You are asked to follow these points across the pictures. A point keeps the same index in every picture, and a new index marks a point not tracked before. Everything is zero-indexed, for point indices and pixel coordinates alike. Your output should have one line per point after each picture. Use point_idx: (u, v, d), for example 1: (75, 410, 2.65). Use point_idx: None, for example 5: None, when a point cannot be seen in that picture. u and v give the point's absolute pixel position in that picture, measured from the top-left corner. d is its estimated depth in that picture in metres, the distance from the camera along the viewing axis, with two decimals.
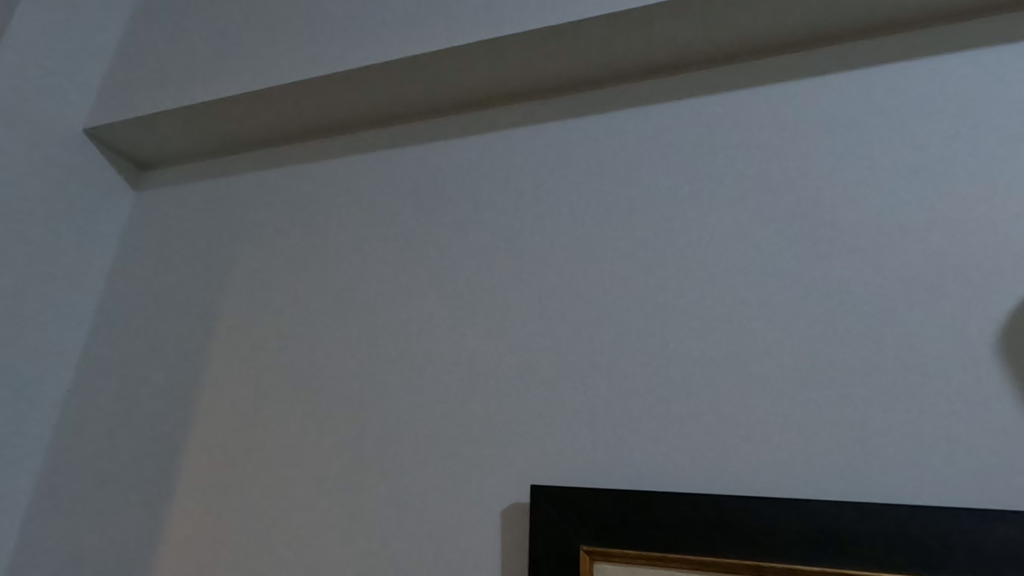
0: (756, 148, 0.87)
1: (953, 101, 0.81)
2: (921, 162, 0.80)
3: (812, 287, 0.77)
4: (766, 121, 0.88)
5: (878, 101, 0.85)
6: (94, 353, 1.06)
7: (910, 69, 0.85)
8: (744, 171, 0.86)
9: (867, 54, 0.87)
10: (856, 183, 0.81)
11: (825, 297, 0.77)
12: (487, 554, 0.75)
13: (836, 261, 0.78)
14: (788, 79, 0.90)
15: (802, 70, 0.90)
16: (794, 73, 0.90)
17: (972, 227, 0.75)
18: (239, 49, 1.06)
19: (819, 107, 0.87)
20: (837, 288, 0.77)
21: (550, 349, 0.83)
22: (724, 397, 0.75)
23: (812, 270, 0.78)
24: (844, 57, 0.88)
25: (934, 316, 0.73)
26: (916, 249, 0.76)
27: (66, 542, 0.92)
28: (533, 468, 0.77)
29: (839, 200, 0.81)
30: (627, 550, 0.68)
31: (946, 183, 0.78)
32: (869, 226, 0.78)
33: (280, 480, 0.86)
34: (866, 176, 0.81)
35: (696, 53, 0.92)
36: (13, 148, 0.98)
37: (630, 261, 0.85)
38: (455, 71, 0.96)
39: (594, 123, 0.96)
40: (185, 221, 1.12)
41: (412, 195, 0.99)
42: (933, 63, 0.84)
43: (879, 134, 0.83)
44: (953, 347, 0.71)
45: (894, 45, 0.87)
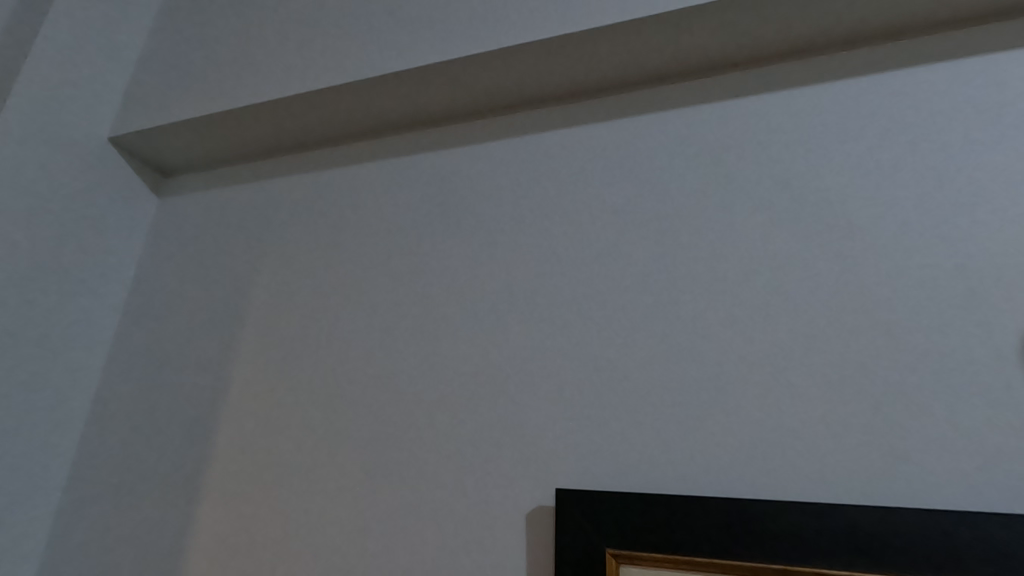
0: (764, 153, 0.88)
1: (959, 107, 0.82)
2: (929, 167, 0.80)
3: (826, 290, 0.78)
4: (774, 126, 0.89)
5: (885, 106, 0.85)
6: (119, 357, 1.08)
7: (916, 74, 0.85)
8: (764, 175, 0.86)
9: (872, 60, 0.88)
10: (866, 188, 0.82)
11: (840, 300, 0.77)
12: (509, 556, 0.76)
13: (849, 265, 0.78)
14: (794, 84, 0.90)
15: (807, 76, 0.90)
16: (799, 79, 0.91)
17: (982, 231, 0.75)
18: (259, 58, 1.08)
19: (827, 112, 0.87)
20: (852, 292, 0.77)
21: (572, 353, 0.84)
22: (747, 400, 0.76)
23: (825, 273, 0.79)
24: (849, 63, 0.89)
25: (948, 319, 0.73)
26: (928, 253, 0.76)
27: (95, 543, 0.94)
28: (554, 470, 0.78)
29: (850, 205, 0.81)
30: (653, 552, 0.68)
31: (955, 188, 0.78)
32: (880, 230, 0.79)
33: (305, 483, 0.87)
34: (876, 181, 0.82)
35: (702, 60, 0.93)
36: (42, 157, 1.00)
37: (651, 265, 0.86)
38: (476, 78, 0.97)
39: (613, 128, 0.96)
40: (208, 228, 1.13)
41: (432, 201, 1.00)
42: (938, 69, 0.85)
43: (886, 140, 0.83)
44: (969, 350, 0.71)
45: (897, 52, 0.88)
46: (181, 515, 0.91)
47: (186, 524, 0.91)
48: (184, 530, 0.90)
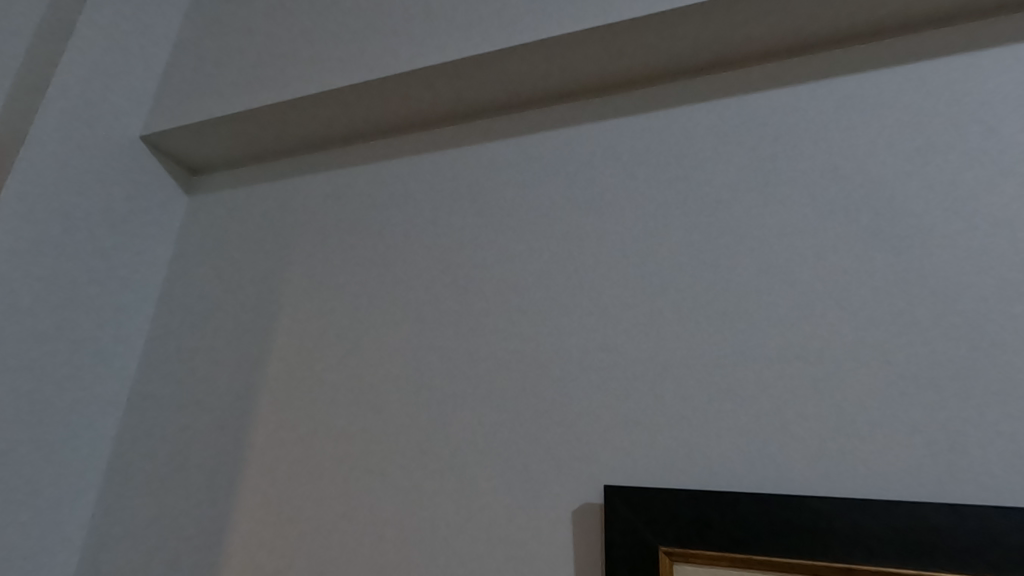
0: (785, 147, 0.86)
1: (982, 96, 0.80)
2: (955, 158, 0.79)
3: (865, 283, 0.76)
4: (793, 120, 0.88)
5: (905, 97, 0.84)
6: (152, 356, 1.09)
7: (935, 66, 0.84)
8: (792, 169, 0.85)
9: (885, 53, 0.87)
10: (893, 180, 0.80)
11: (878, 293, 0.75)
12: (554, 555, 0.75)
13: (883, 258, 0.77)
14: (807, 79, 0.90)
15: (821, 70, 0.89)
16: (814, 73, 0.89)
17: (1016, 222, 0.73)
18: (285, 56, 1.08)
19: (846, 105, 0.86)
20: (888, 285, 0.75)
21: (616, 348, 0.82)
22: (799, 395, 0.74)
23: (862, 267, 0.77)
24: (862, 57, 0.88)
25: (989, 311, 0.71)
26: (963, 245, 0.74)
27: (135, 542, 0.94)
28: (596, 468, 0.77)
29: (877, 197, 0.80)
30: (709, 551, 0.66)
31: (983, 178, 0.77)
32: (913, 222, 0.77)
33: (344, 481, 0.86)
34: (903, 173, 0.80)
35: (710, 56, 0.92)
36: (75, 158, 1.01)
37: (695, 258, 0.84)
38: (511, 71, 0.96)
39: (653, 120, 0.94)
40: (238, 225, 1.13)
41: (465, 196, 0.99)
42: (957, 60, 0.83)
43: (909, 131, 0.82)
44: (1014, 343, 0.69)
45: (910, 44, 0.86)
46: (218, 513, 0.91)
47: (223, 522, 0.90)
48: (222, 528, 0.90)
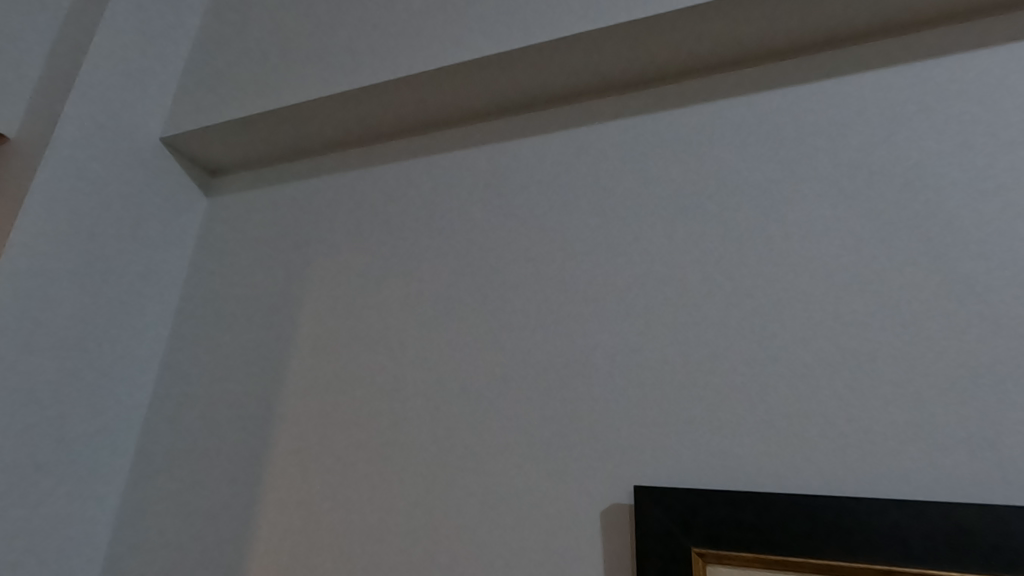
0: (808, 145, 0.85)
1: (1012, 90, 0.79)
2: (984, 154, 0.77)
3: (895, 281, 0.75)
4: (815, 116, 0.87)
5: (931, 93, 0.82)
6: (174, 357, 1.09)
7: (960, 60, 0.82)
8: (816, 165, 0.84)
9: (907, 48, 0.86)
10: (921, 177, 0.79)
11: (909, 291, 0.74)
12: (583, 556, 0.74)
13: (913, 255, 0.75)
14: (828, 75, 0.88)
15: (842, 66, 0.88)
16: (835, 69, 0.88)
17: None
18: (304, 57, 1.08)
19: (869, 101, 0.85)
20: (919, 283, 0.74)
21: (643, 347, 0.81)
22: (832, 395, 0.73)
23: (891, 263, 0.76)
24: (884, 52, 0.87)
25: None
26: (995, 242, 0.73)
27: (160, 542, 0.94)
28: (624, 468, 0.76)
29: (905, 195, 0.79)
30: (743, 552, 0.65)
31: (1014, 173, 0.75)
32: (944, 218, 0.76)
33: (369, 482, 0.86)
34: (931, 170, 0.79)
35: (727, 54, 0.92)
36: (97, 160, 1.02)
37: (723, 257, 0.83)
38: (533, 69, 0.95)
39: (678, 117, 0.94)
40: (258, 227, 1.13)
41: (486, 195, 0.99)
42: (984, 54, 0.82)
43: (936, 127, 0.80)
44: None
45: (934, 39, 0.85)
46: (242, 514, 0.91)
47: (248, 523, 0.90)
48: (247, 529, 0.90)
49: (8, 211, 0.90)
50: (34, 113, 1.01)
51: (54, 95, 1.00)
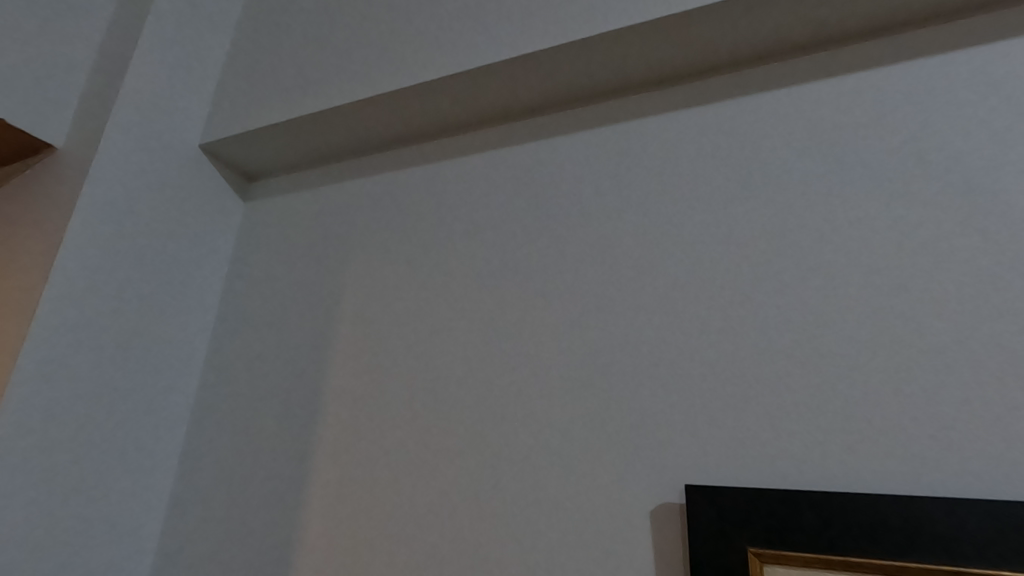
0: (859, 136, 0.83)
1: None
2: None
3: (959, 273, 0.72)
4: (866, 105, 0.84)
5: (991, 78, 0.79)
6: (217, 360, 1.11)
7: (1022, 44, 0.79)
8: (868, 156, 0.81)
9: (965, 32, 0.82)
10: (982, 165, 0.76)
11: (972, 284, 0.71)
12: (634, 556, 0.73)
13: (976, 246, 0.73)
14: (879, 63, 0.85)
15: (893, 54, 0.85)
16: (886, 57, 0.85)
17: None
18: (338, 61, 1.09)
19: (924, 89, 0.82)
20: (984, 275, 0.71)
21: (687, 345, 0.80)
22: (893, 392, 0.70)
23: (953, 255, 0.73)
24: (939, 37, 0.83)
25: None
26: None
27: (207, 542, 0.96)
28: (675, 468, 0.75)
29: (965, 184, 0.76)
30: (802, 553, 0.64)
31: None
32: (1010, 207, 0.73)
33: (412, 483, 0.86)
34: (993, 158, 0.75)
35: (772, 44, 0.89)
36: (140, 169, 1.04)
37: (768, 252, 0.81)
38: (567, 67, 0.94)
39: (717, 111, 0.92)
40: (295, 231, 1.14)
41: (524, 194, 0.98)
42: None
43: (1000, 115, 0.77)
44: None
45: (992, 22, 0.82)
46: (286, 515, 0.92)
47: (294, 523, 0.91)
48: (292, 529, 0.91)
49: (59, 222, 0.94)
50: (80, 124, 1.04)
51: (99, 107, 1.03)
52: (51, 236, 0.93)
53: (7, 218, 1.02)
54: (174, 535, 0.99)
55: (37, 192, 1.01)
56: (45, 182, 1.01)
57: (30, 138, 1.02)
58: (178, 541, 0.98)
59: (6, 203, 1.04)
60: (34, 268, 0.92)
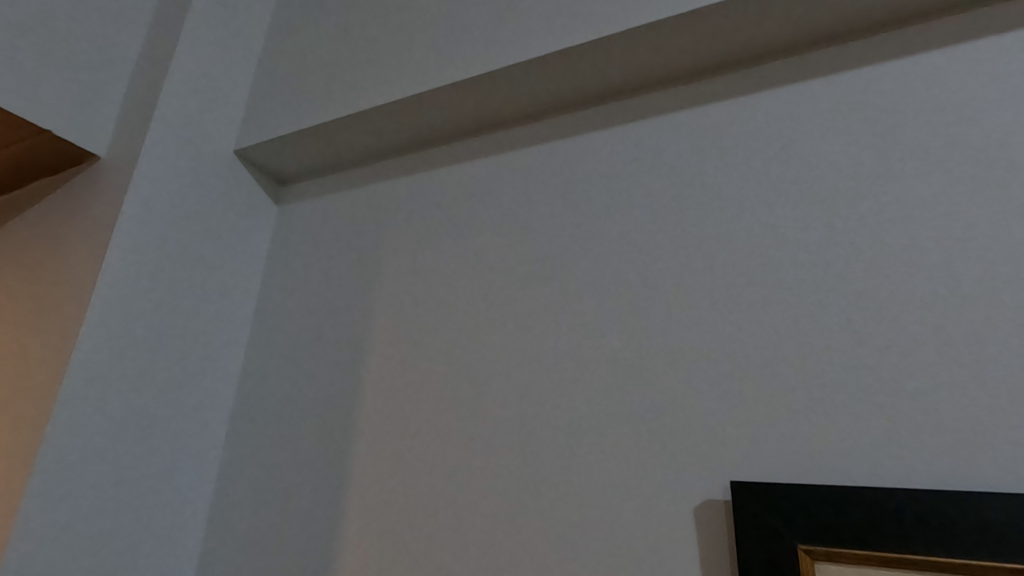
0: (905, 123, 0.80)
1: None
2: None
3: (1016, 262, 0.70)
4: (911, 91, 0.82)
5: None
6: (254, 360, 1.13)
7: None
8: (915, 144, 0.79)
9: (1014, 14, 0.80)
10: None
11: None
12: (681, 556, 0.72)
13: None
14: (923, 47, 0.83)
15: (938, 38, 0.83)
16: (931, 42, 0.83)
17: None
18: (369, 64, 1.11)
19: (973, 72, 0.79)
20: None
21: (728, 341, 0.79)
22: (948, 385, 0.68)
23: (1010, 244, 0.71)
24: (986, 19, 0.81)
25: None
26: None
27: (250, 541, 0.98)
28: (720, 465, 0.74)
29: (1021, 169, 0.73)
30: (855, 550, 0.62)
31: None
32: None
33: (453, 481, 0.86)
34: None
35: (810, 32, 0.88)
36: (179, 177, 1.07)
37: (811, 245, 0.80)
38: (597, 62, 0.94)
39: (753, 103, 0.91)
40: (329, 234, 1.16)
41: (558, 192, 0.98)
42: None
43: None
44: None
45: None
46: (327, 514, 0.93)
47: (335, 522, 0.92)
48: (334, 527, 0.92)
49: (105, 229, 0.97)
50: (121, 134, 1.07)
51: (138, 116, 1.06)
52: (97, 244, 0.96)
53: (54, 226, 1.05)
54: (218, 534, 1.01)
55: (82, 201, 1.04)
56: (89, 191, 1.04)
57: (74, 148, 1.05)
58: (222, 539, 1.01)
59: (53, 212, 1.07)
60: (81, 275, 0.95)
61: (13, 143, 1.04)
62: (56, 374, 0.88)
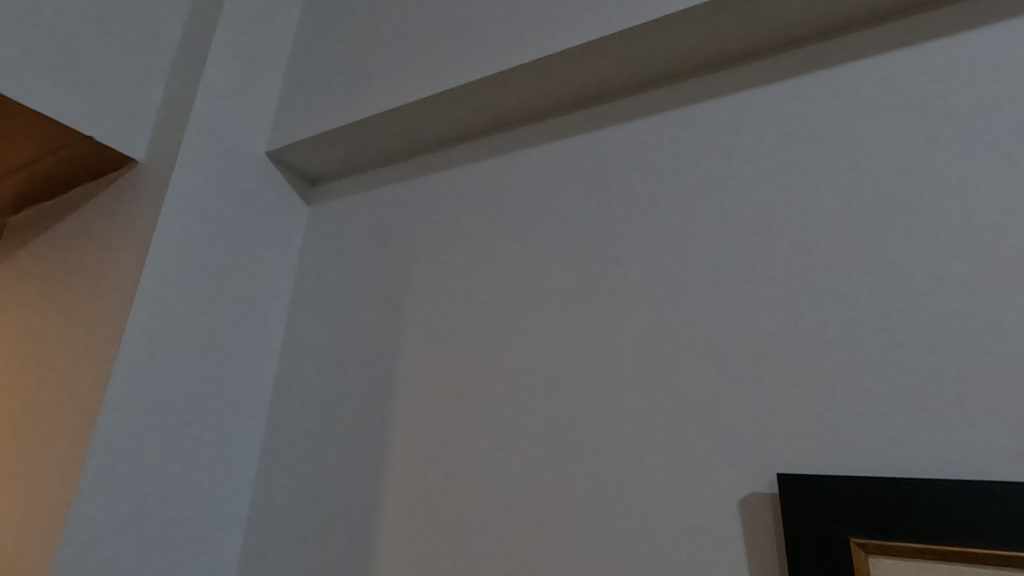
0: (950, 103, 0.78)
1: None
2: None
3: None
4: (956, 71, 0.79)
5: None
6: (290, 358, 1.14)
7: None
8: (962, 124, 0.76)
9: None
10: None
11: None
12: (727, 551, 0.71)
13: None
14: (968, 25, 0.80)
15: (984, 15, 0.80)
16: (975, 20, 0.80)
17: None
18: (397, 62, 1.11)
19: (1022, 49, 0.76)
20: None
21: (770, 331, 0.77)
22: (1006, 373, 0.65)
23: None
24: None
25: None
26: None
27: (290, 536, 0.99)
28: (765, 457, 0.72)
29: None
30: (911, 544, 0.60)
31: None
32: None
33: (491, 477, 0.86)
34: None
35: (847, 14, 0.85)
36: (214, 179, 1.09)
37: (856, 233, 0.77)
38: (627, 52, 0.93)
39: (787, 89, 0.89)
40: (361, 233, 1.17)
41: (589, 184, 0.98)
42: None
43: None
44: None
45: None
46: (365, 511, 0.94)
47: (374, 517, 0.93)
48: (372, 523, 0.93)
49: (145, 233, 0.99)
50: (157, 139, 1.09)
51: (174, 121, 1.08)
52: (138, 247, 0.99)
53: (97, 230, 1.08)
54: (258, 530, 1.03)
55: (123, 205, 1.07)
56: (130, 195, 1.07)
57: (114, 154, 1.08)
58: (262, 535, 1.02)
59: (95, 216, 1.10)
60: (124, 278, 0.98)
61: (57, 150, 1.07)
62: (103, 375, 0.91)
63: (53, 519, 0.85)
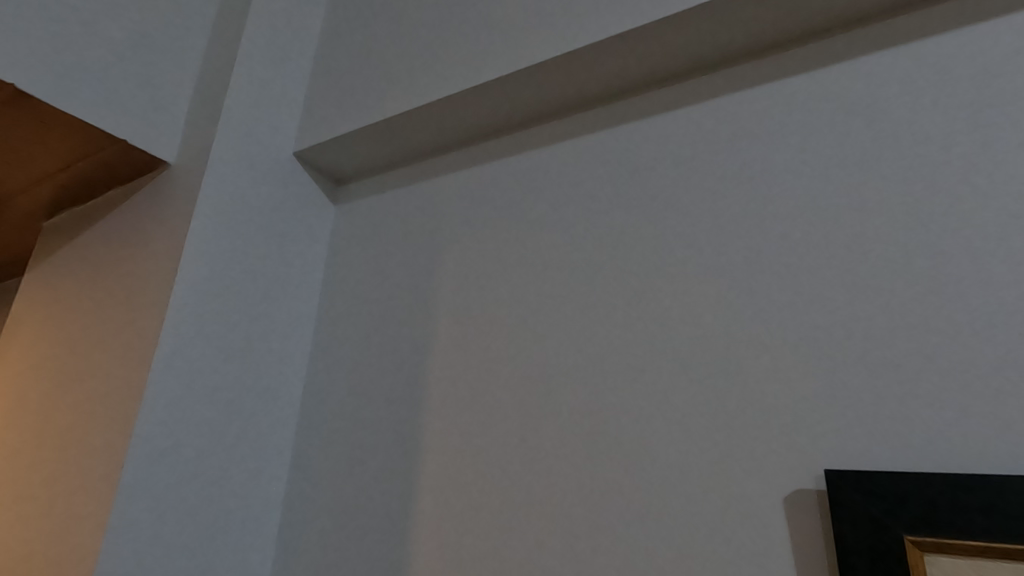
0: (997, 88, 0.75)
1: None
2: None
3: None
4: (1003, 55, 0.76)
5: None
6: (320, 357, 1.15)
7: None
8: (1012, 109, 0.73)
9: None
10: None
11: None
12: (772, 549, 0.69)
13: None
14: (1015, 7, 0.77)
15: None
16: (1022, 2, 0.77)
17: None
18: (423, 60, 1.11)
19: None
20: None
21: (812, 324, 0.75)
22: None
23: None
24: None
25: None
26: None
27: (324, 534, 0.99)
28: (811, 454, 0.70)
29: None
30: (969, 542, 0.58)
31: None
32: None
33: (526, 474, 0.86)
34: None
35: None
36: (244, 180, 1.10)
37: (902, 222, 0.75)
38: (655, 44, 0.91)
39: (825, 76, 0.86)
40: (389, 231, 1.17)
41: (620, 179, 0.96)
42: None
43: None
44: None
45: None
46: (399, 509, 0.94)
47: (408, 515, 0.93)
48: (406, 520, 0.92)
49: (180, 234, 1.00)
50: (188, 141, 1.11)
51: (205, 124, 1.09)
52: (173, 247, 1.00)
53: (131, 232, 1.10)
54: (292, 528, 1.04)
55: (156, 207, 1.08)
56: (162, 197, 1.08)
57: (146, 157, 1.10)
58: (296, 532, 1.03)
59: (129, 218, 1.12)
60: (159, 278, 0.99)
61: (91, 154, 1.09)
62: (141, 375, 0.92)
63: (95, 517, 0.86)
